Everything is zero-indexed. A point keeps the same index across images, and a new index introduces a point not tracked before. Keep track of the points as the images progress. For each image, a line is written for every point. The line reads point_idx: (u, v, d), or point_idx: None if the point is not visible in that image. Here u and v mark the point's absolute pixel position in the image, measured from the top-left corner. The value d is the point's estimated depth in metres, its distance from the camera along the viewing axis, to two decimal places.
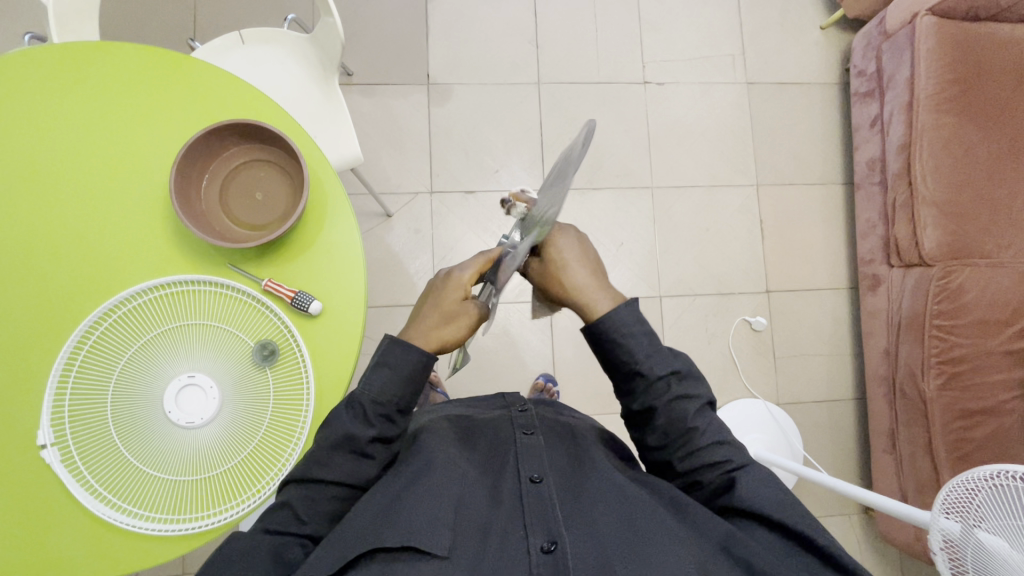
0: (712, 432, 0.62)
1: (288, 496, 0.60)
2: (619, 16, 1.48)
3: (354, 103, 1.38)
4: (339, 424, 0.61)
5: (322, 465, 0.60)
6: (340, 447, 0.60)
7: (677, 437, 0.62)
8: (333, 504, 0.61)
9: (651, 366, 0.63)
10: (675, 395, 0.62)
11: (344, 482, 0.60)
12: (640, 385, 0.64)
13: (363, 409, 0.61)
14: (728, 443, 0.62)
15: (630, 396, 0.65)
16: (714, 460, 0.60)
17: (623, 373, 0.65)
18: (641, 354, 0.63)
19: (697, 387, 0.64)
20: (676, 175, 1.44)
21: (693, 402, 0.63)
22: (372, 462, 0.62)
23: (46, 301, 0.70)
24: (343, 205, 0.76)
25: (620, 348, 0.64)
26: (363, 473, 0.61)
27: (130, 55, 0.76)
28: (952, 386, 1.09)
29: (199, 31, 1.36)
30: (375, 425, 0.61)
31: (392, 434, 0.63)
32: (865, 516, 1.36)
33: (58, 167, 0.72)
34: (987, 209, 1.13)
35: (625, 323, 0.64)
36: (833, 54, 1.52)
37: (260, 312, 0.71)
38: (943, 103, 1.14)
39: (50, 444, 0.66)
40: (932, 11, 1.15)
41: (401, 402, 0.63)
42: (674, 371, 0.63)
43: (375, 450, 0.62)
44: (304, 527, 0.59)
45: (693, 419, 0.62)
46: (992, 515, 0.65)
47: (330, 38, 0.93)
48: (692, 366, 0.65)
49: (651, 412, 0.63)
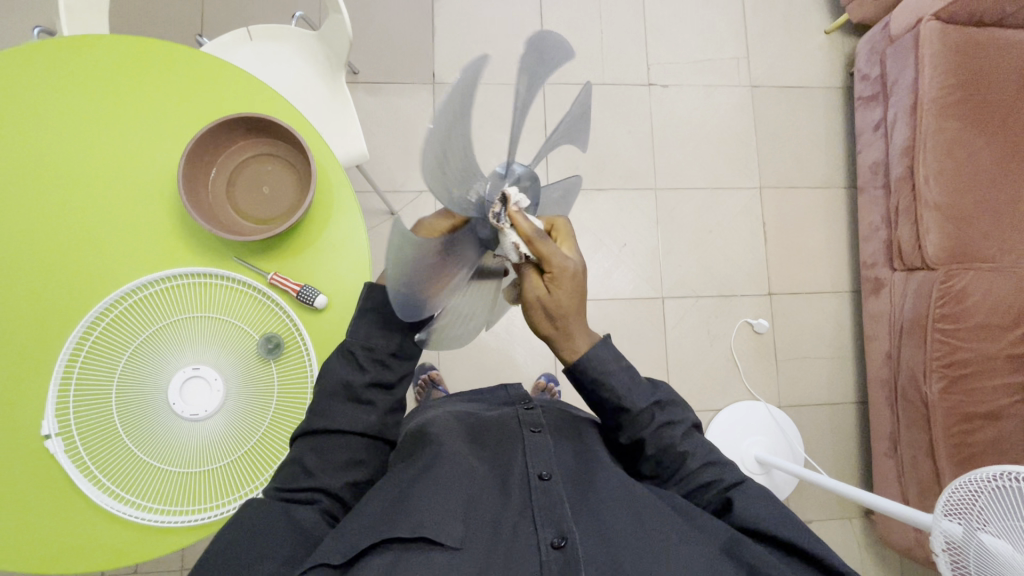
0: (702, 455, 0.62)
1: (298, 452, 0.60)
2: (624, 18, 1.49)
3: (359, 101, 1.39)
4: (334, 375, 0.62)
5: (322, 414, 0.60)
6: (339, 395, 0.61)
7: (669, 463, 0.62)
8: (344, 454, 0.60)
9: (634, 399, 0.61)
10: (660, 424, 0.62)
11: (347, 430, 0.60)
12: (625, 420, 0.62)
13: (354, 356, 0.62)
14: (716, 463, 0.62)
15: (618, 431, 0.64)
16: (705, 479, 0.61)
17: (607, 409, 0.63)
18: (622, 389, 0.61)
19: (679, 412, 0.65)
20: (679, 177, 1.44)
21: (676, 429, 0.63)
22: (371, 409, 0.62)
23: (52, 291, 0.70)
24: (349, 200, 0.76)
25: (602, 386, 0.61)
26: (363, 419, 0.62)
27: (141, 48, 0.76)
28: (954, 390, 1.09)
29: (206, 28, 1.37)
30: (368, 370, 0.62)
31: (389, 380, 0.64)
32: (866, 520, 1.36)
33: (66, 159, 0.72)
34: (990, 214, 1.13)
35: (604, 361, 0.60)
36: (837, 58, 1.52)
37: (266, 306, 0.71)
38: (947, 107, 1.14)
39: (55, 434, 0.66)
40: (936, 16, 1.16)
41: (392, 345, 0.63)
42: (656, 401, 0.63)
43: (373, 396, 0.62)
44: (313, 479, 0.58)
45: (682, 444, 0.62)
46: (996, 518, 0.64)
47: (338, 35, 0.94)
48: (675, 394, 0.66)
49: (640, 445, 0.63)
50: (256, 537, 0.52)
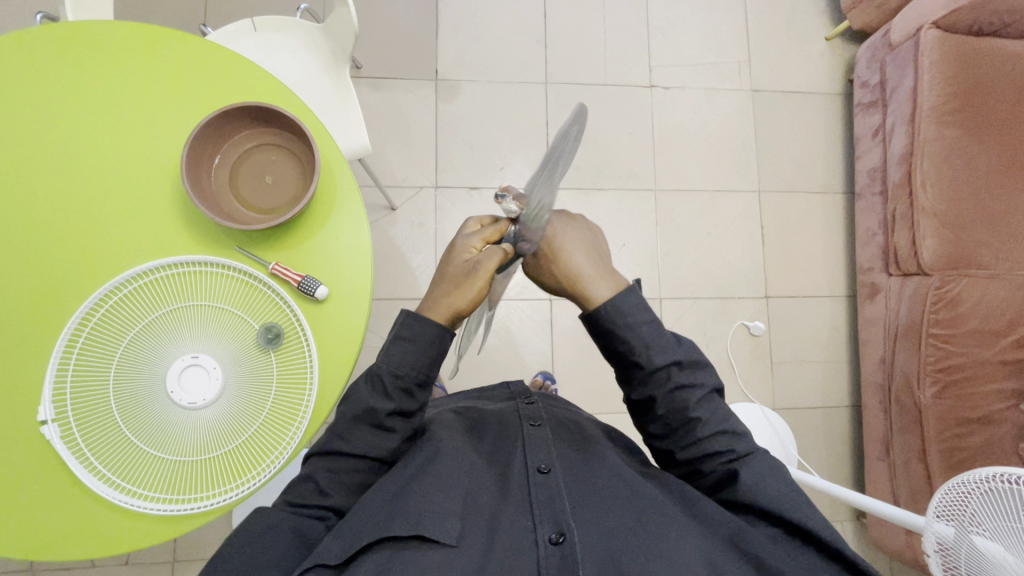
0: (714, 423, 0.62)
1: (312, 469, 0.62)
2: (627, 19, 1.50)
3: (362, 96, 1.39)
4: (360, 398, 0.62)
5: (344, 438, 0.62)
6: (362, 419, 0.62)
7: (677, 426, 0.62)
8: (356, 476, 0.62)
9: (652, 355, 0.62)
10: (675, 386, 0.62)
11: (364, 455, 0.62)
12: (640, 376, 0.63)
13: (381, 382, 0.62)
14: (728, 432, 0.62)
15: (630, 386, 0.65)
16: (714, 449, 0.61)
17: (622, 362, 0.64)
18: (641, 344, 0.62)
19: (700, 375, 0.63)
20: (679, 179, 1.45)
21: (695, 392, 0.62)
22: (391, 436, 0.63)
23: (50, 278, 0.69)
24: (353, 194, 0.76)
25: (617, 338, 0.62)
26: (382, 445, 0.62)
27: (146, 35, 0.76)
28: (947, 395, 1.10)
29: (210, 19, 1.36)
30: (393, 398, 0.62)
31: (411, 408, 0.63)
32: (857, 523, 1.37)
33: (68, 146, 0.72)
34: (986, 221, 1.14)
35: (625, 312, 0.62)
36: (837, 64, 1.53)
37: (267, 296, 0.71)
38: (945, 115, 1.16)
39: (51, 420, 0.66)
40: (936, 25, 1.17)
41: (421, 375, 0.63)
42: (675, 360, 0.62)
43: (394, 424, 0.62)
44: (326, 498, 0.61)
45: (695, 409, 0.61)
46: (989, 519, 0.64)
47: (343, 28, 0.94)
48: (699, 353, 0.65)
49: (651, 402, 0.63)
50: (264, 546, 0.55)
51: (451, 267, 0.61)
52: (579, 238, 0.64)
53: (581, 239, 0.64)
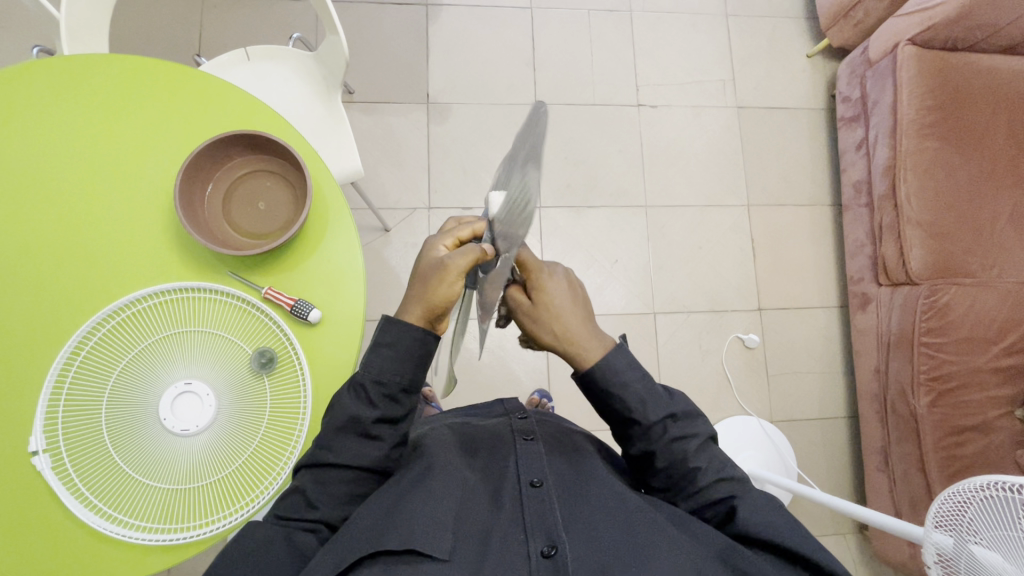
0: (713, 470, 0.62)
1: (300, 482, 0.61)
2: (612, 41, 1.53)
3: (353, 120, 1.41)
4: (343, 408, 0.62)
5: (330, 449, 0.61)
6: (347, 429, 0.62)
7: (679, 477, 0.63)
8: (344, 487, 0.62)
9: (646, 413, 0.63)
10: (672, 438, 0.62)
11: (353, 465, 0.62)
12: (636, 432, 0.64)
13: (365, 391, 0.63)
14: (728, 478, 0.62)
15: (629, 442, 0.66)
16: (715, 496, 0.61)
17: (619, 420, 0.65)
18: (635, 401, 0.63)
19: (695, 424, 0.65)
20: (669, 194, 1.47)
21: (690, 442, 0.63)
22: (378, 444, 0.63)
23: (45, 307, 0.69)
24: (344, 217, 0.77)
25: (615, 398, 0.63)
26: (370, 455, 0.63)
27: (142, 67, 0.77)
28: (942, 403, 1.10)
29: (203, 47, 1.39)
30: (379, 406, 0.63)
31: (397, 415, 0.64)
32: (860, 535, 1.36)
33: (63, 177, 0.73)
34: (971, 230, 1.16)
35: (616, 369, 0.63)
36: (819, 80, 1.57)
37: (261, 321, 0.72)
38: (925, 128, 1.18)
39: (42, 450, 0.65)
40: (912, 42, 1.21)
41: (404, 381, 0.64)
42: (670, 413, 0.64)
43: (381, 432, 0.63)
44: (314, 511, 0.61)
45: (693, 459, 0.62)
46: (985, 528, 0.64)
47: (335, 55, 0.96)
48: (689, 404, 0.67)
49: (651, 457, 0.64)
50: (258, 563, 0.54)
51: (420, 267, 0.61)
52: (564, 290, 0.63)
53: (568, 288, 0.63)
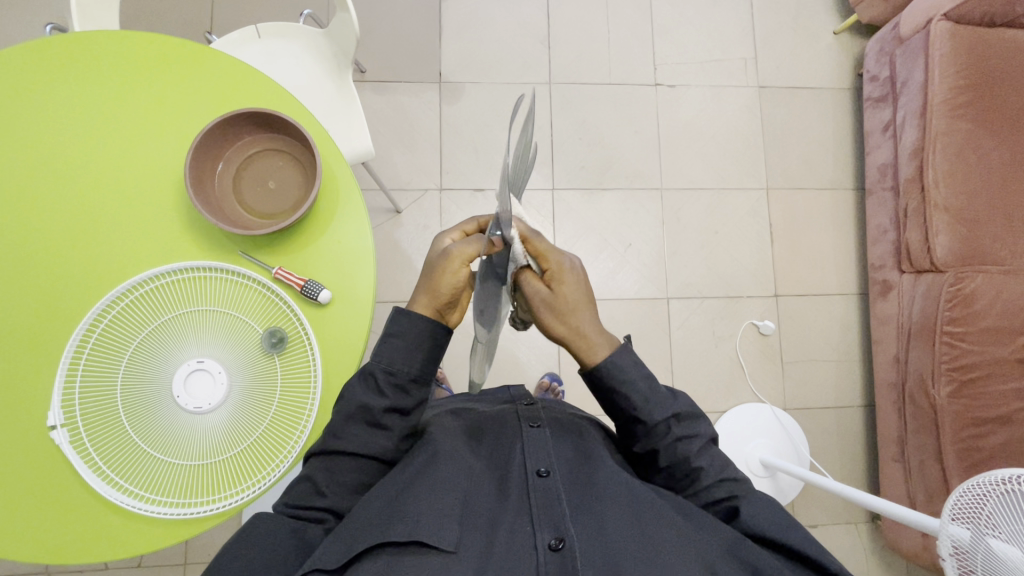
0: (715, 471, 0.62)
1: (311, 470, 0.62)
2: (631, 18, 1.49)
3: (366, 100, 1.39)
4: (353, 396, 0.63)
5: (338, 437, 0.62)
6: (356, 418, 0.62)
7: (681, 476, 0.63)
8: (353, 476, 0.63)
9: (651, 410, 0.63)
10: (677, 437, 0.63)
11: (362, 454, 0.62)
12: (641, 430, 0.64)
13: (375, 379, 0.63)
14: (730, 479, 0.62)
15: (632, 439, 0.66)
16: (716, 496, 0.61)
17: (623, 418, 0.65)
18: (639, 400, 0.63)
19: (698, 426, 0.65)
20: (685, 177, 1.44)
21: (693, 443, 0.63)
22: (387, 434, 0.64)
23: (59, 284, 0.70)
24: (355, 198, 0.76)
25: (618, 394, 0.63)
26: (378, 444, 0.63)
27: (150, 43, 0.77)
28: (964, 394, 1.07)
29: (215, 25, 1.38)
30: (388, 396, 0.63)
31: (407, 405, 0.65)
32: (873, 525, 1.34)
33: (74, 155, 0.73)
34: (1001, 216, 1.12)
35: (622, 368, 0.63)
36: (845, 59, 1.51)
37: (272, 301, 0.72)
38: (957, 108, 1.13)
39: (60, 425, 0.66)
40: (947, 17, 1.15)
41: (413, 372, 0.64)
42: (674, 413, 0.64)
43: (390, 421, 0.64)
44: (323, 499, 0.61)
45: (696, 459, 0.62)
46: (1006, 522, 0.62)
47: (345, 32, 0.94)
48: (694, 406, 0.66)
49: (654, 455, 0.64)
50: (268, 546, 0.56)
51: (429, 256, 0.63)
52: (577, 288, 0.61)
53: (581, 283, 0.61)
